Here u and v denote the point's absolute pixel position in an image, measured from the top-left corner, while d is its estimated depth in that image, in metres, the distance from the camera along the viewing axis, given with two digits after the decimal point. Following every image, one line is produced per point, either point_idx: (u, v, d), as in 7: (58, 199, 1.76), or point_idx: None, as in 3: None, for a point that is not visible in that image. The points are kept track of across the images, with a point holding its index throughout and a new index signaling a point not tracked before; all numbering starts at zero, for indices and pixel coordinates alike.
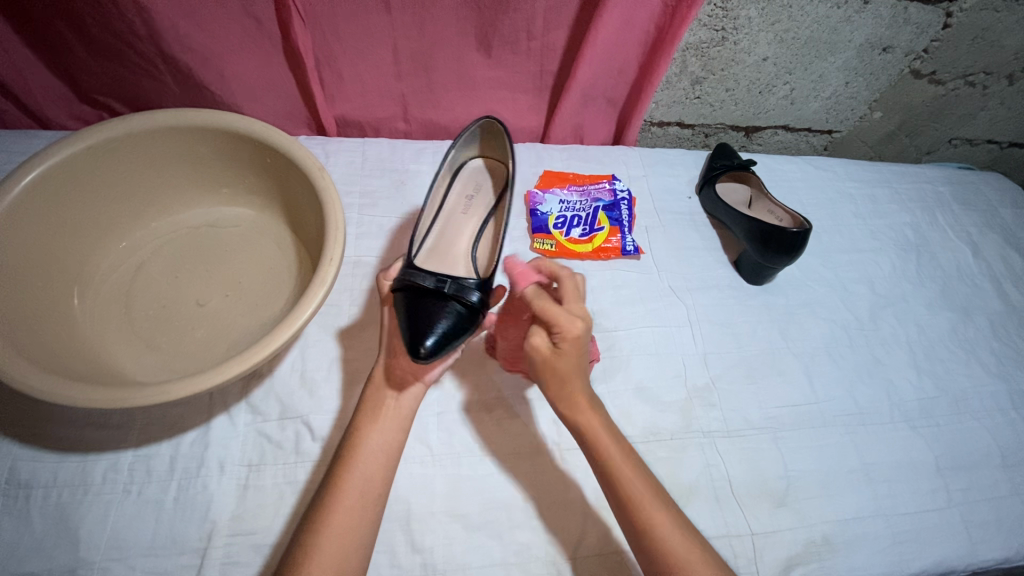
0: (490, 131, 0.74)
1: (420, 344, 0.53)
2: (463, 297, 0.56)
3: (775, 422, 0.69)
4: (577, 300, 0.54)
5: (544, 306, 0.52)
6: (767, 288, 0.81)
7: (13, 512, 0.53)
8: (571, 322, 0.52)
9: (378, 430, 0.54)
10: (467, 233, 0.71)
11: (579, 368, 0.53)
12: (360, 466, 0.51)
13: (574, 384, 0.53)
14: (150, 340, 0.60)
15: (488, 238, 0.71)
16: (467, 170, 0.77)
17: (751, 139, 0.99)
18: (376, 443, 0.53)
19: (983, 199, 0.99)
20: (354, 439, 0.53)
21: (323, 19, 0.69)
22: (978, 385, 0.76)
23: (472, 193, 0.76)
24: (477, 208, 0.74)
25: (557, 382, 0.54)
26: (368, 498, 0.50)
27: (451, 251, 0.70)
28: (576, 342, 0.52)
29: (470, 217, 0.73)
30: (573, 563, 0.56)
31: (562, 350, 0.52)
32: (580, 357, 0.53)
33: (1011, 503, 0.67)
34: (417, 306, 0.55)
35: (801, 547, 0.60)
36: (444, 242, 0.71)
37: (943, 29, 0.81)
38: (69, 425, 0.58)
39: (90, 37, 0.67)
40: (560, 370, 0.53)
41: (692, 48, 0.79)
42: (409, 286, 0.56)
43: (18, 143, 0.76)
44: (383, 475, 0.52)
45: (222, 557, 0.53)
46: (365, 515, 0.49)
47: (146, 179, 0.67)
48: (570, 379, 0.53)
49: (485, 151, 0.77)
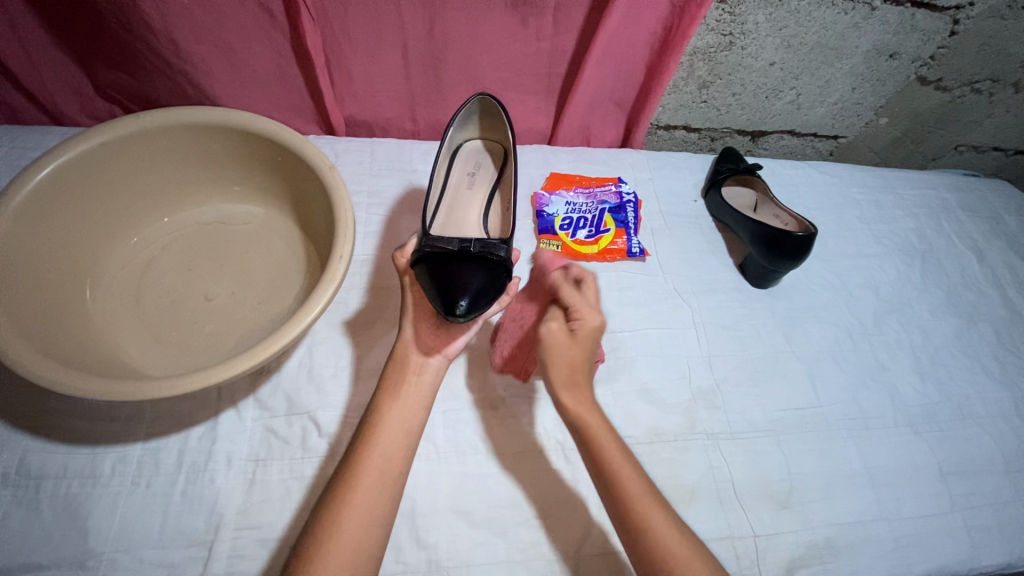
0: (488, 110, 0.73)
1: (454, 305, 0.53)
2: (485, 254, 0.56)
3: (779, 425, 0.69)
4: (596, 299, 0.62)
5: (573, 294, 0.59)
6: (772, 291, 0.81)
7: (23, 502, 0.53)
8: (592, 313, 0.58)
9: (398, 409, 0.54)
10: (476, 209, 0.72)
11: (587, 358, 0.57)
12: (379, 447, 0.51)
13: (579, 371, 0.55)
14: (159, 334, 0.61)
15: (499, 209, 0.72)
16: (465, 150, 0.77)
17: (757, 144, 1.00)
18: (396, 421, 0.53)
19: (990, 206, 0.99)
20: (374, 417, 0.53)
21: (336, 20, 0.69)
22: (982, 391, 0.76)
23: (472, 171, 0.75)
24: (481, 183, 0.74)
25: (563, 363, 0.56)
26: (389, 479, 0.50)
27: (464, 224, 0.71)
28: (592, 332, 0.57)
29: (477, 193, 0.73)
30: (577, 561, 0.56)
31: (577, 336, 0.57)
32: (592, 345, 0.57)
33: (1013, 509, 0.67)
34: (442, 270, 0.56)
35: (804, 550, 0.61)
36: (455, 217, 0.71)
37: (949, 36, 0.82)
38: (80, 418, 0.58)
39: (107, 35, 0.68)
40: (574, 353, 0.56)
41: (700, 52, 0.79)
42: (436, 252, 0.57)
43: (34, 140, 0.77)
44: (403, 454, 0.52)
45: (230, 550, 0.54)
46: (385, 498, 0.49)
47: (158, 175, 0.68)
48: (579, 364, 0.56)
49: (480, 132, 0.77)
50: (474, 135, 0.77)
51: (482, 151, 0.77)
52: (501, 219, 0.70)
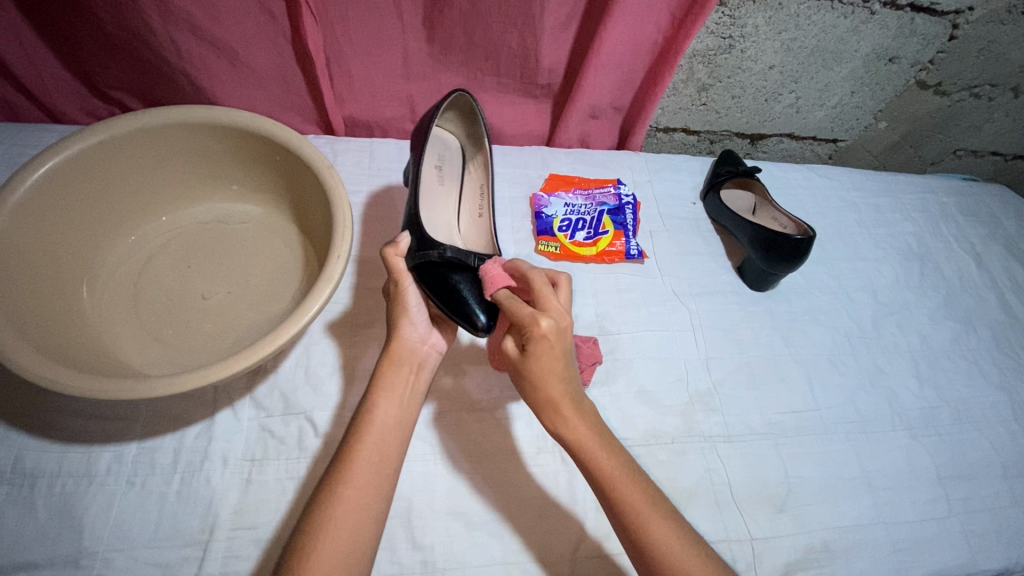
0: (461, 106, 0.72)
1: (477, 317, 0.56)
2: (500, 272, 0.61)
3: (777, 428, 0.69)
4: (553, 301, 0.53)
5: (515, 307, 0.53)
6: (770, 294, 0.81)
7: (18, 500, 0.53)
8: (535, 319, 0.51)
9: (392, 404, 0.54)
10: (449, 210, 0.74)
11: (555, 368, 0.51)
12: (372, 444, 0.51)
13: (551, 388, 0.51)
14: (157, 333, 0.61)
15: (470, 217, 0.76)
16: (431, 137, 0.73)
17: (756, 147, 1.00)
18: (391, 417, 0.54)
19: (988, 210, 0.99)
20: (366, 414, 0.53)
21: (336, 21, 0.70)
22: (980, 396, 0.76)
23: (439, 164, 0.75)
24: (450, 181, 0.76)
25: (533, 385, 0.52)
26: (383, 474, 0.50)
27: (440, 225, 0.72)
28: (546, 339, 0.51)
29: (447, 193, 0.75)
30: (573, 564, 0.56)
31: (532, 353, 0.51)
32: (551, 357, 0.51)
33: (1011, 514, 0.67)
34: (460, 280, 0.58)
35: (801, 554, 0.60)
36: (429, 214, 0.71)
37: (949, 40, 0.82)
38: (75, 417, 0.58)
39: (107, 35, 0.69)
40: (534, 373, 0.51)
41: (700, 55, 0.80)
42: (459, 263, 0.59)
43: (33, 138, 0.77)
44: (396, 451, 0.52)
45: (225, 550, 0.53)
46: (379, 494, 0.49)
47: (156, 173, 0.67)
48: (545, 382, 0.51)
49: (450, 122, 0.75)
50: (440, 122, 0.75)
51: (445, 139, 0.76)
52: (474, 227, 0.75)
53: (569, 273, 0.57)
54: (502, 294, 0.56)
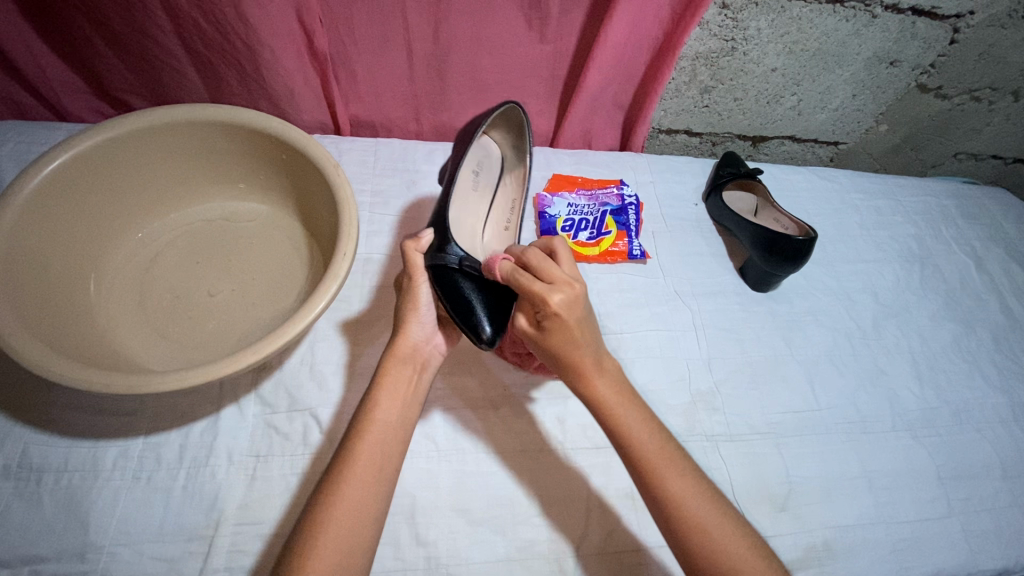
0: (510, 118, 0.73)
1: (483, 329, 0.57)
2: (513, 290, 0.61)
3: (779, 428, 0.69)
4: (559, 271, 0.50)
5: (522, 282, 0.51)
6: (772, 295, 0.82)
7: (24, 495, 0.54)
8: (545, 296, 0.49)
9: (395, 403, 0.55)
10: (478, 215, 0.75)
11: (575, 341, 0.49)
12: (372, 443, 0.51)
13: (575, 360, 0.50)
14: (163, 330, 0.61)
15: (495, 225, 0.77)
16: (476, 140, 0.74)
17: (758, 149, 1.01)
18: (392, 416, 0.54)
19: (988, 213, 0.99)
20: (366, 414, 0.53)
21: (342, 22, 0.71)
22: (980, 398, 0.76)
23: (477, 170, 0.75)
24: (483, 187, 0.77)
25: (557, 360, 0.51)
26: (383, 474, 0.50)
27: (468, 228, 0.73)
28: (560, 314, 0.48)
29: (479, 198, 0.76)
30: (577, 562, 0.57)
31: (549, 329, 0.50)
32: (568, 332, 0.49)
33: (1011, 514, 0.67)
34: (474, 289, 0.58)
35: (802, 552, 0.61)
36: (460, 214, 0.72)
37: (949, 44, 0.83)
38: (81, 412, 0.58)
39: (116, 34, 0.69)
40: (555, 348, 0.50)
41: (703, 57, 0.80)
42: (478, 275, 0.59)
43: (37, 134, 0.78)
44: (395, 451, 0.52)
45: (230, 545, 0.54)
46: (379, 493, 0.49)
47: (163, 170, 0.68)
48: (568, 357, 0.50)
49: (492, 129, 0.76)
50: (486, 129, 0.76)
51: (488, 147, 0.77)
52: (498, 238, 0.76)
53: (557, 237, 0.56)
54: (507, 269, 0.53)
